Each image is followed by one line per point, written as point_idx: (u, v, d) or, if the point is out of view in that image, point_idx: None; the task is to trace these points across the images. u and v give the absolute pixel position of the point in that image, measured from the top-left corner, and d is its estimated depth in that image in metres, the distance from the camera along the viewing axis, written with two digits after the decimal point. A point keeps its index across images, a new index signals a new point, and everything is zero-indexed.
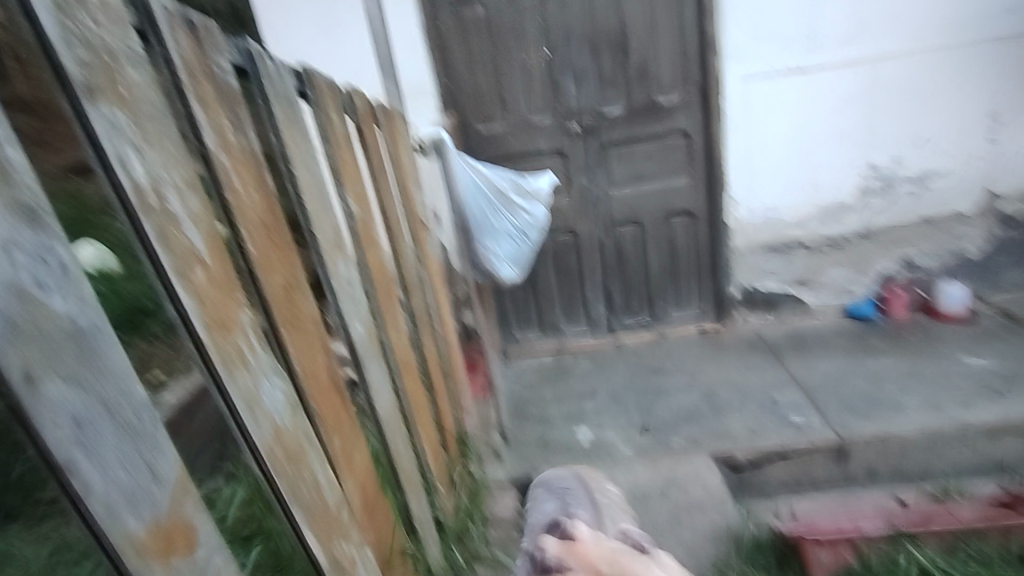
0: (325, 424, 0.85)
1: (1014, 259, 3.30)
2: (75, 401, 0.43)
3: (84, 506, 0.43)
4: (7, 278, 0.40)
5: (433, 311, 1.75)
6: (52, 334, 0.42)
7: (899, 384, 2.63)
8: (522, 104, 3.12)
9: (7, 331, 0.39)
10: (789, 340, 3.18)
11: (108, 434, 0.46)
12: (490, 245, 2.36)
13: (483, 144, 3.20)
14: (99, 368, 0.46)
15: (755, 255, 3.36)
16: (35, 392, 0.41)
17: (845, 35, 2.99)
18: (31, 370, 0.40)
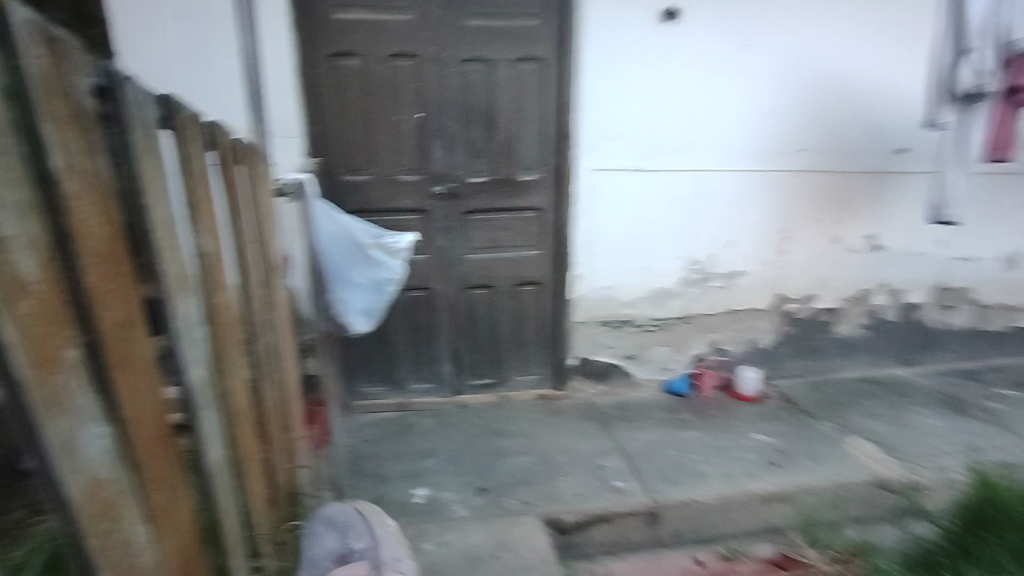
0: (148, 476, 1.02)
1: (795, 351, 4.09)
2: None
3: None
4: None
5: (275, 355, 1.98)
6: None
7: (700, 454, 3.12)
8: (388, 163, 3.36)
9: None
10: (616, 409, 3.66)
11: None
12: (343, 296, 2.80)
13: (347, 194, 3.36)
14: None
15: (592, 329, 3.78)
16: None
17: (673, 146, 3.62)
18: None
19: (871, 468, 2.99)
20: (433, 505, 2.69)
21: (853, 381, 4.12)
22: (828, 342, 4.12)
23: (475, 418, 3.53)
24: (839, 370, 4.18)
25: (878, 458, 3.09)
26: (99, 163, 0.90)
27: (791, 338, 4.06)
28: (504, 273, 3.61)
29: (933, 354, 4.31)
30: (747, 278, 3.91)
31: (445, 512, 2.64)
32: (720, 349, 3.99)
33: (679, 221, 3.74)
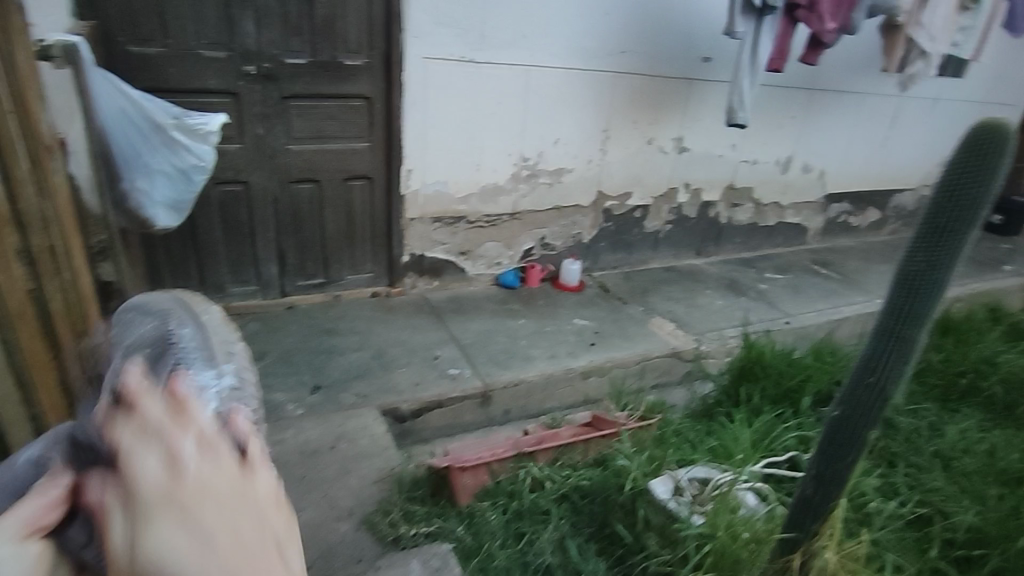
0: None
1: (647, 241, 4.45)
2: None
3: None
4: None
5: (65, 263, 1.69)
6: None
7: (529, 338, 3.34)
8: (187, 31, 2.78)
9: None
10: (449, 303, 3.64)
11: None
12: (140, 183, 2.14)
13: (133, 67, 2.75)
14: None
15: (424, 225, 3.63)
16: None
17: (511, 42, 3.41)
18: None
19: (671, 341, 3.44)
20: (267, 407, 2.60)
21: (660, 270, 4.48)
22: (641, 239, 4.42)
23: (308, 318, 3.34)
24: (648, 261, 4.52)
25: (677, 333, 3.56)
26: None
27: (605, 234, 4.24)
28: (354, 196, 3.40)
29: (718, 244, 4.79)
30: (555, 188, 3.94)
31: (280, 411, 2.57)
32: (546, 243, 4.05)
33: (514, 118, 3.61)
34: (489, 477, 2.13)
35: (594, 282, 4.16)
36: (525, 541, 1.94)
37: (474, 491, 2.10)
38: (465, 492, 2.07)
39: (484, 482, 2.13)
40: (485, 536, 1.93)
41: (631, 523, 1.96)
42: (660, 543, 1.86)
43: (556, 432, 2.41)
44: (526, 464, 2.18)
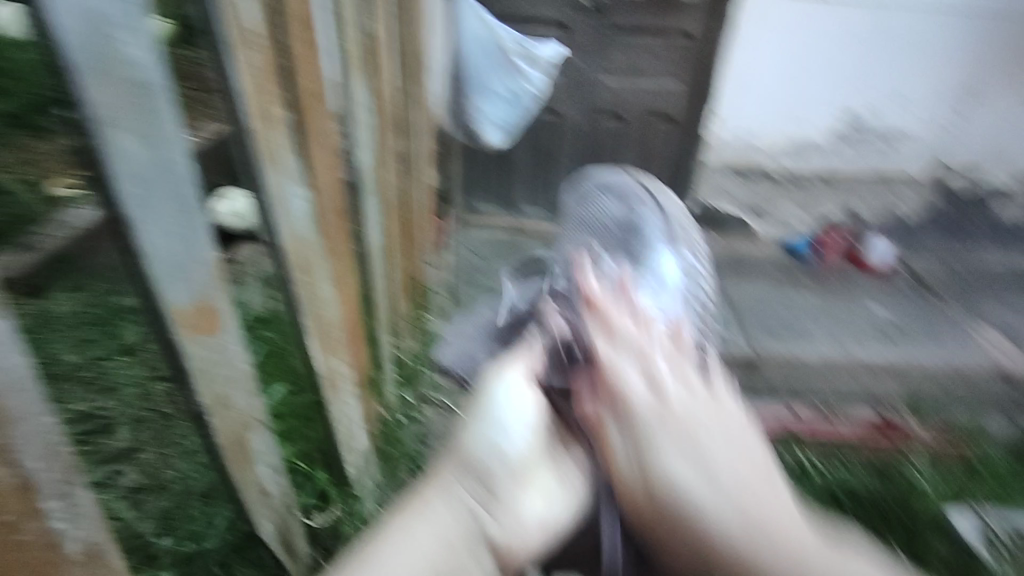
0: (330, 246, 1.15)
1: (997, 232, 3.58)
2: (139, 158, 0.65)
3: (141, 252, 0.69)
4: (99, 17, 0.57)
5: (417, 161, 1.92)
6: (123, 78, 0.61)
7: (815, 316, 2.98)
8: None
9: (94, 66, 0.58)
10: (727, 260, 3.36)
11: (164, 204, 0.69)
12: (479, 103, 2.38)
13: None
14: (156, 122, 0.65)
15: (721, 174, 3.72)
16: (111, 143, 0.62)
17: None
18: (116, 119, 0.61)
19: (999, 358, 2.81)
20: None
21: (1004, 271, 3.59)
22: (984, 229, 3.59)
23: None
24: None
25: (1011, 351, 2.88)
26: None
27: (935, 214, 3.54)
28: (654, 135, 3.39)
29: None
30: (850, 148, 3.75)
31: None
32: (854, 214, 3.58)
33: (846, 68, 3.47)
34: None
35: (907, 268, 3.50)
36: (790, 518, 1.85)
37: None
38: None
39: None
40: None
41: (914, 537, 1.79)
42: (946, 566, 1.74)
43: (833, 422, 2.18)
44: (795, 450, 2.01)
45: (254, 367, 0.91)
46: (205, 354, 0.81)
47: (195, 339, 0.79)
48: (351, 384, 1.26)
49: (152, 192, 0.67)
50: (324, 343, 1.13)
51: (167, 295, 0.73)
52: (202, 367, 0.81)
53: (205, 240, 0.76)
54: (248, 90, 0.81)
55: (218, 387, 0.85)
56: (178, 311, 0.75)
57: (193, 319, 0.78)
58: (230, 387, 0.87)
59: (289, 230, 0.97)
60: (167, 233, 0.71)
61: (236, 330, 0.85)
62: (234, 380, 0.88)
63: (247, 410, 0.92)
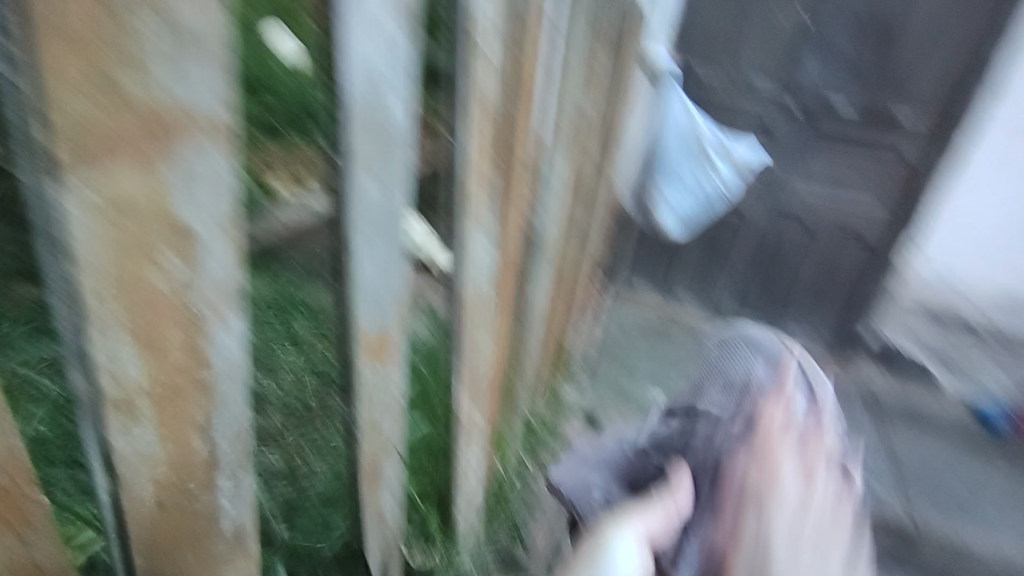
0: (500, 303, 1.20)
1: None
2: (370, 198, 0.72)
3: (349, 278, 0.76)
4: (377, 74, 0.65)
5: (595, 233, 1.97)
6: (381, 128, 0.68)
7: (998, 503, 2.63)
8: None
9: (363, 115, 0.65)
10: (904, 415, 3.03)
11: (380, 238, 0.76)
12: (666, 187, 2.39)
13: None
14: (393, 167, 0.73)
15: (908, 315, 3.54)
16: (355, 181, 0.69)
17: None
18: (363, 160, 0.68)
19: None
20: None
21: None
22: None
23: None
24: None
25: None
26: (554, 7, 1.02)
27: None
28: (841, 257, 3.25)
29: None
30: None
31: None
32: None
33: None
34: None
35: None
36: None
37: None
38: None
39: None
40: None
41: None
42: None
43: None
44: None
45: (405, 400, 0.97)
46: (378, 379, 0.89)
47: (373, 364, 0.86)
48: (484, 435, 1.29)
49: (377, 232, 0.75)
50: (472, 393, 1.16)
51: (362, 323, 0.81)
52: (370, 391, 0.88)
53: (403, 279, 0.84)
54: (475, 154, 0.89)
55: (375, 412, 0.91)
56: (365, 337, 0.82)
57: (376, 347, 0.85)
58: (384, 413, 0.93)
59: (473, 286, 1.03)
60: (376, 268, 0.78)
61: (404, 361, 0.92)
62: (387, 409, 0.94)
63: (392, 437, 0.98)
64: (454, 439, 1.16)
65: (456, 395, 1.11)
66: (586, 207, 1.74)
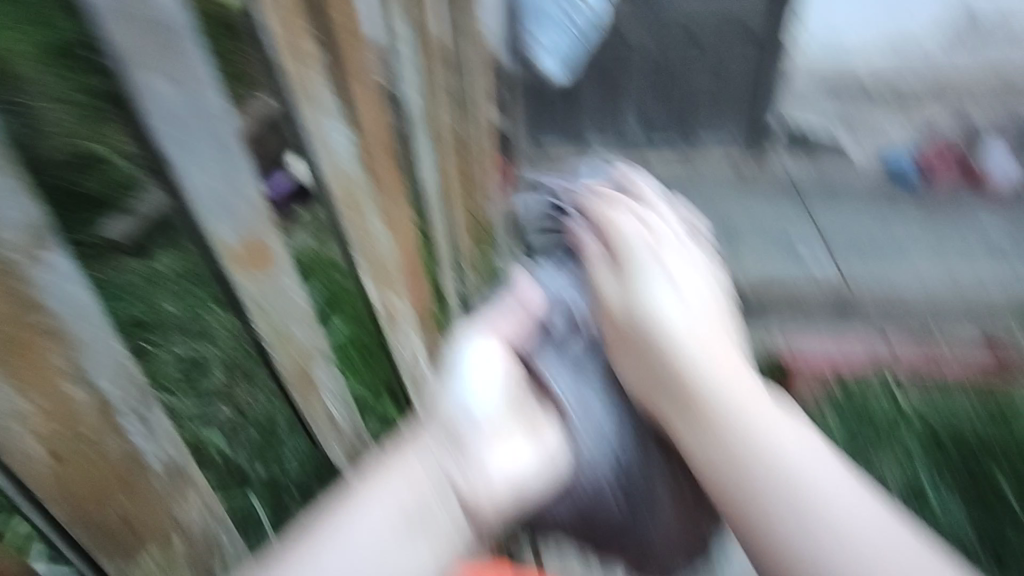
0: (382, 184, 1.19)
1: None
2: (172, 103, 0.66)
3: (182, 194, 0.72)
4: None
5: (473, 93, 1.93)
6: (150, 20, 0.61)
7: (912, 231, 2.77)
8: None
9: (117, 8, 0.58)
10: (821, 191, 3.05)
11: (205, 144, 0.71)
12: (531, 29, 2.30)
13: None
14: (188, 65, 0.66)
15: (809, 86, 3.39)
16: (144, 85, 0.63)
17: None
18: (141, 61, 0.62)
19: None
20: None
21: None
22: None
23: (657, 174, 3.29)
24: None
25: None
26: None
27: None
28: (731, 52, 3.14)
29: None
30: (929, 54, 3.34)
31: None
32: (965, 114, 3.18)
33: None
34: None
35: None
36: None
37: None
38: None
39: None
40: None
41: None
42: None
43: None
44: None
45: (309, 301, 0.97)
46: (265, 288, 0.87)
47: (252, 275, 0.84)
48: (410, 316, 1.31)
49: (193, 137, 0.70)
50: (379, 278, 1.17)
51: (219, 234, 0.77)
52: (260, 301, 0.87)
53: (253, 181, 0.80)
54: (278, 27, 0.82)
55: (276, 320, 0.90)
56: (229, 249, 0.80)
57: (248, 257, 0.83)
58: (288, 319, 0.92)
59: (336, 171, 1.00)
60: (217, 176, 0.74)
61: (290, 263, 0.91)
62: (292, 314, 0.93)
63: (309, 340, 0.98)
64: (381, 328, 1.17)
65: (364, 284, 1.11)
66: (453, 67, 1.71)
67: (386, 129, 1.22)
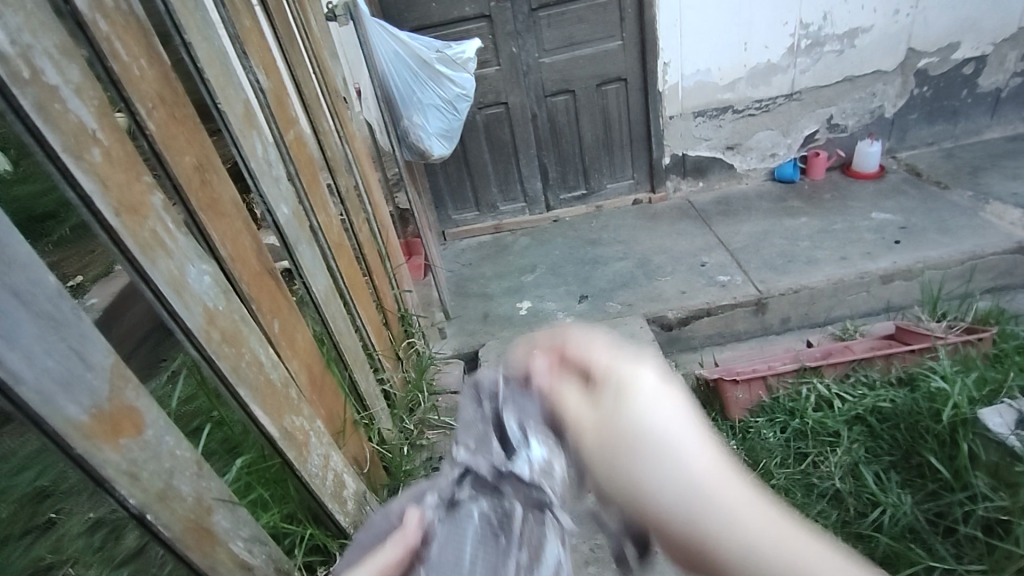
0: (262, 307, 1.17)
1: (982, 105, 3.42)
2: None
3: (18, 391, 0.66)
4: None
5: (363, 191, 1.98)
6: None
7: (813, 238, 2.92)
8: None
9: None
10: (716, 204, 3.37)
11: (28, 330, 0.67)
12: (417, 119, 2.40)
13: None
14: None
15: (685, 122, 3.36)
16: None
17: None
18: None
19: (1015, 233, 2.67)
20: (538, 315, 2.75)
21: (1003, 142, 3.43)
22: (972, 103, 3.41)
23: (572, 229, 3.38)
24: (983, 133, 3.49)
25: None
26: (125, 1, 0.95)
27: (917, 102, 3.39)
28: (613, 105, 3.30)
29: None
30: (789, 71, 3.28)
31: (549, 321, 2.70)
32: (834, 123, 3.43)
33: None
34: (766, 393, 1.96)
35: (899, 165, 3.41)
36: (808, 462, 1.76)
37: (748, 404, 1.96)
38: (736, 405, 1.94)
39: (761, 397, 1.96)
40: (762, 452, 1.81)
41: (923, 546, 1.51)
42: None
43: (848, 346, 2.10)
44: (810, 380, 1.94)
45: (194, 451, 0.91)
46: (135, 454, 0.80)
47: (117, 445, 0.78)
48: (326, 436, 1.24)
49: (14, 318, 0.66)
50: (279, 406, 1.11)
51: (64, 412, 0.71)
52: (133, 469, 0.79)
53: (99, 347, 0.76)
54: (105, 190, 0.82)
55: (155, 484, 0.83)
56: (80, 425, 0.73)
57: (109, 426, 0.77)
58: (168, 478, 0.86)
59: (205, 311, 0.96)
60: (50, 357, 0.70)
61: (161, 420, 0.85)
62: (175, 471, 0.87)
63: (199, 495, 0.91)
64: (287, 460, 1.10)
65: (258, 419, 1.05)
66: (332, 173, 1.76)
67: (260, 255, 1.21)
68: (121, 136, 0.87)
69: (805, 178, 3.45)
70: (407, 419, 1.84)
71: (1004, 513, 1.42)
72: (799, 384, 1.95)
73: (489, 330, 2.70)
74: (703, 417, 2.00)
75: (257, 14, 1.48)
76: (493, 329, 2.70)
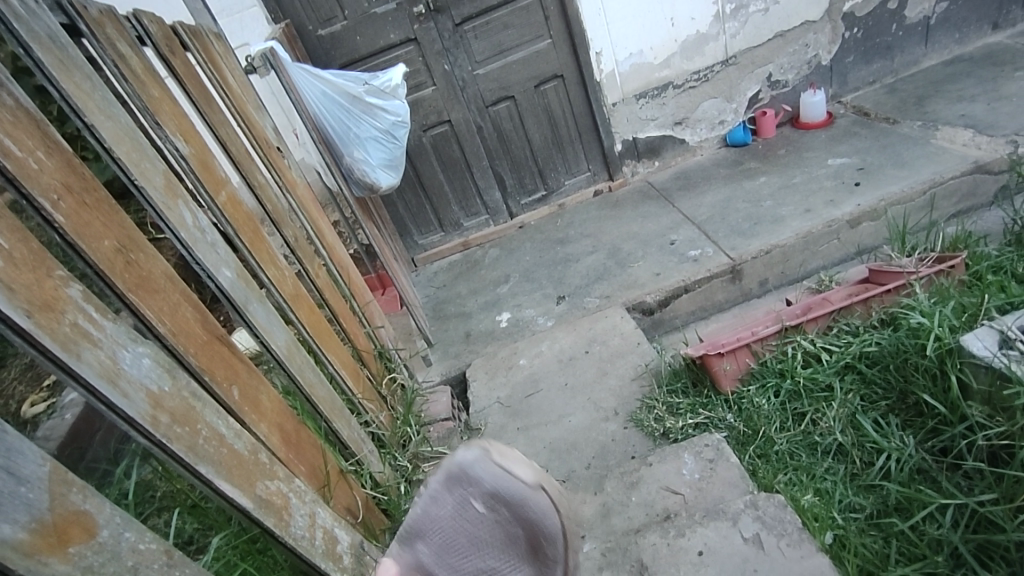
0: (215, 377, 1.13)
1: (913, 35, 3.46)
2: None
3: None
4: None
5: (313, 235, 1.94)
6: None
7: (775, 196, 2.92)
8: None
9: None
10: (676, 181, 3.37)
11: None
12: (358, 154, 2.39)
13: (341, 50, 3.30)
14: None
15: (629, 106, 3.36)
16: None
17: None
18: None
19: (969, 154, 2.70)
20: (520, 324, 2.72)
21: (941, 67, 3.47)
22: (903, 36, 3.45)
23: (540, 232, 3.36)
24: (920, 63, 3.53)
25: (978, 142, 2.76)
26: (9, 91, 0.90)
27: (851, 44, 3.42)
28: (556, 104, 3.29)
29: None
30: (719, 38, 3.30)
31: (531, 328, 2.67)
32: (774, 80, 3.45)
33: None
34: (753, 359, 1.93)
35: (846, 109, 3.44)
36: (808, 421, 1.75)
37: (737, 374, 1.93)
38: (726, 377, 1.92)
39: (748, 365, 1.93)
40: (760, 421, 1.78)
41: (933, 484, 1.50)
42: (968, 529, 1.36)
43: (825, 297, 2.10)
44: (793, 339, 1.93)
45: (161, 541, 0.88)
46: (89, 559, 0.76)
47: (67, 555, 0.74)
48: (310, 494, 1.21)
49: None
50: (249, 475, 1.07)
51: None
52: None
53: (32, 459, 0.72)
54: (13, 293, 0.77)
55: None
56: (19, 543, 0.68)
57: (55, 537, 0.73)
58: None
59: (148, 395, 0.93)
60: None
61: (116, 517, 0.81)
62: (139, 567, 0.83)
63: None
64: (268, 528, 1.06)
65: (228, 493, 1.01)
66: (276, 223, 1.71)
67: (205, 324, 1.17)
68: (23, 234, 0.82)
69: (758, 138, 3.46)
70: (401, 456, 1.81)
71: (1006, 438, 1.40)
72: (784, 345, 1.93)
73: (473, 349, 2.66)
74: (697, 395, 1.97)
75: (164, 78, 1.44)
76: (477, 346, 2.67)
